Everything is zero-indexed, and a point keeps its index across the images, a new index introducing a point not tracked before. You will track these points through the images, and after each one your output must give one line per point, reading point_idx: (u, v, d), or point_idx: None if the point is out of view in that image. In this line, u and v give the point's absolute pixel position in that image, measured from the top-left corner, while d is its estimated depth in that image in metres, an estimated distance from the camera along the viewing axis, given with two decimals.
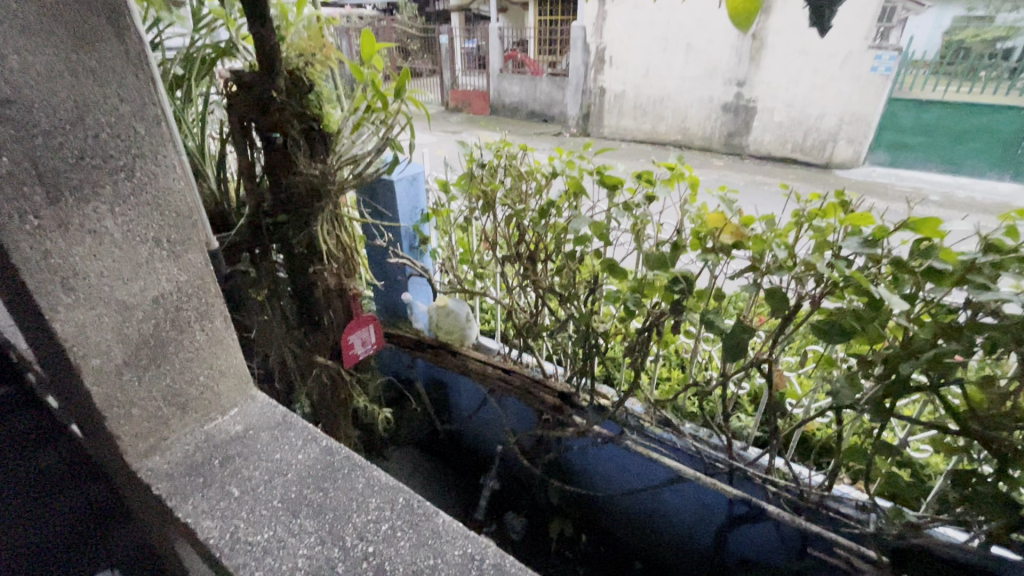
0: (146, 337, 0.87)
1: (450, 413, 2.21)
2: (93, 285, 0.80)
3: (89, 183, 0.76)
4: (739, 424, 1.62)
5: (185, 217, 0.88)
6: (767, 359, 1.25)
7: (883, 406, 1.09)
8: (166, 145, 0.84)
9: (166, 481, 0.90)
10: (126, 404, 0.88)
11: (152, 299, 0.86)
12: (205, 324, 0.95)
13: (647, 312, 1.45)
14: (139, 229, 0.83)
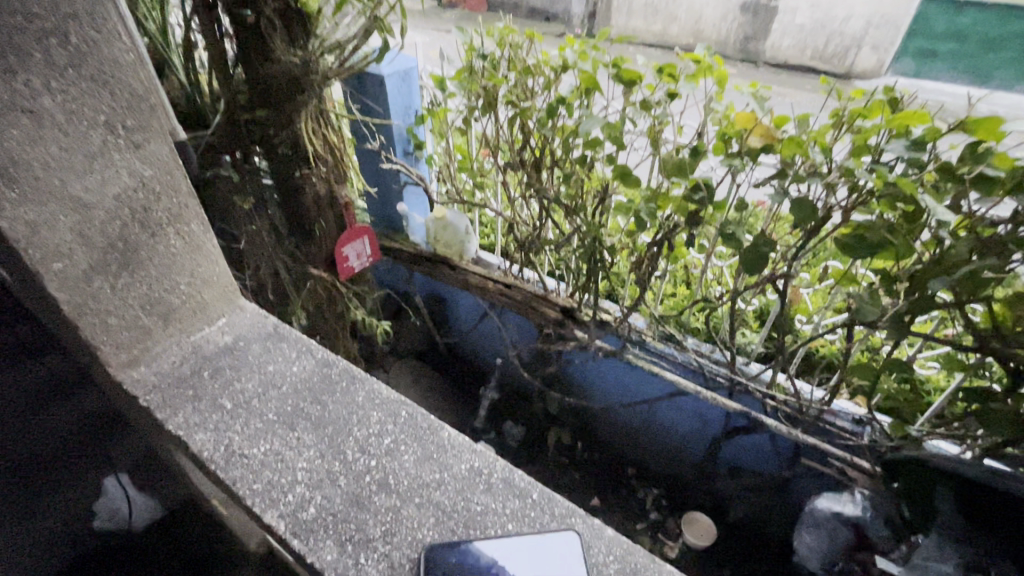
0: (112, 240, 0.79)
1: (449, 327, 2.18)
2: (40, 177, 0.70)
3: (15, 48, 0.64)
4: (743, 340, 1.60)
5: (141, 99, 0.77)
6: (784, 274, 1.18)
7: (904, 323, 1.05)
8: (105, 6, 0.70)
9: (154, 393, 0.88)
10: (101, 313, 0.82)
11: (113, 197, 0.78)
12: (180, 228, 0.88)
13: (659, 225, 1.36)
14: (86, 110, 0.72)
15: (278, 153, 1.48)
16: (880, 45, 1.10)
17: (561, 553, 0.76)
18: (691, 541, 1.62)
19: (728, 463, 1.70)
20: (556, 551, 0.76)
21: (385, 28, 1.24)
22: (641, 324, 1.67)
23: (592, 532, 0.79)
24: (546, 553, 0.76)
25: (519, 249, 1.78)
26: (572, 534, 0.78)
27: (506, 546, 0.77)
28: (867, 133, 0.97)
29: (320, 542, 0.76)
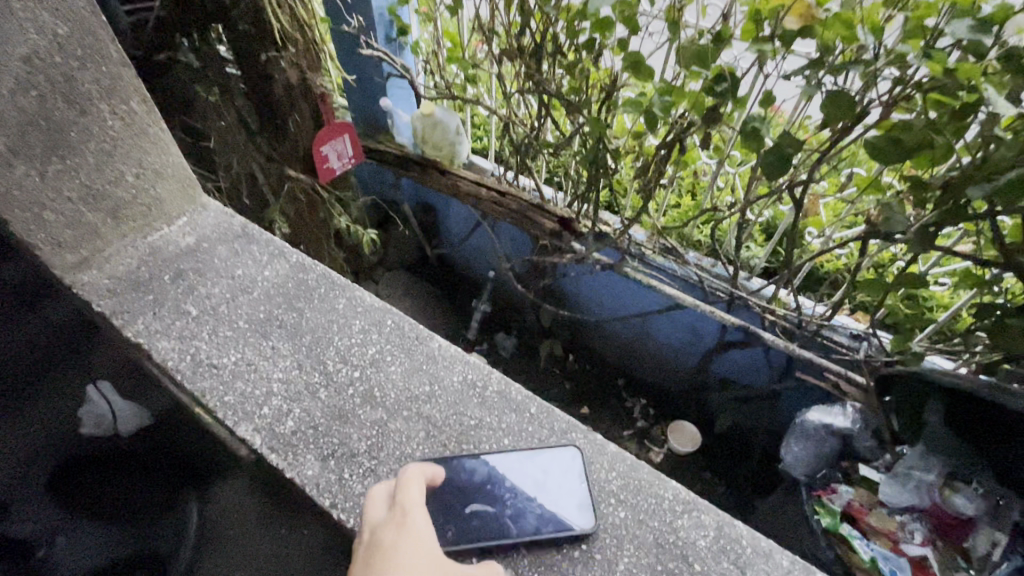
0: (32, 114, 0.81)
1: (440, 238, 2.08)
2: None
3: None
4: (748, 254, 1.53)
5: None
6: (805, 181, 1.08)
7: (929, 236, 0.97)
8: None
9: (109, 299, 0.95)
10: (34, 206, 0.86)
11: (22, 59, 0.78)
12: (115, 105, 0.89)
13: (669, 124, 1.24)
14: None
15: (237, 29, 1.31)
16: None
17: (562, 468, 0.83)
18: (675, 447, 1.68)
19: (719, 376, 1.70)
20: (557, 466, 0.83)
21: None
22: (641, 237, 1.59)
23: (593, 448, 0.87)
24: (547, 467, 0.83)
25: (513, 153, 1.65)
26: (573, 450, 0.84)
27: (511, 460, 0.84)
28: (925, 10, 0.83)
29: (300, 458, 0.83)
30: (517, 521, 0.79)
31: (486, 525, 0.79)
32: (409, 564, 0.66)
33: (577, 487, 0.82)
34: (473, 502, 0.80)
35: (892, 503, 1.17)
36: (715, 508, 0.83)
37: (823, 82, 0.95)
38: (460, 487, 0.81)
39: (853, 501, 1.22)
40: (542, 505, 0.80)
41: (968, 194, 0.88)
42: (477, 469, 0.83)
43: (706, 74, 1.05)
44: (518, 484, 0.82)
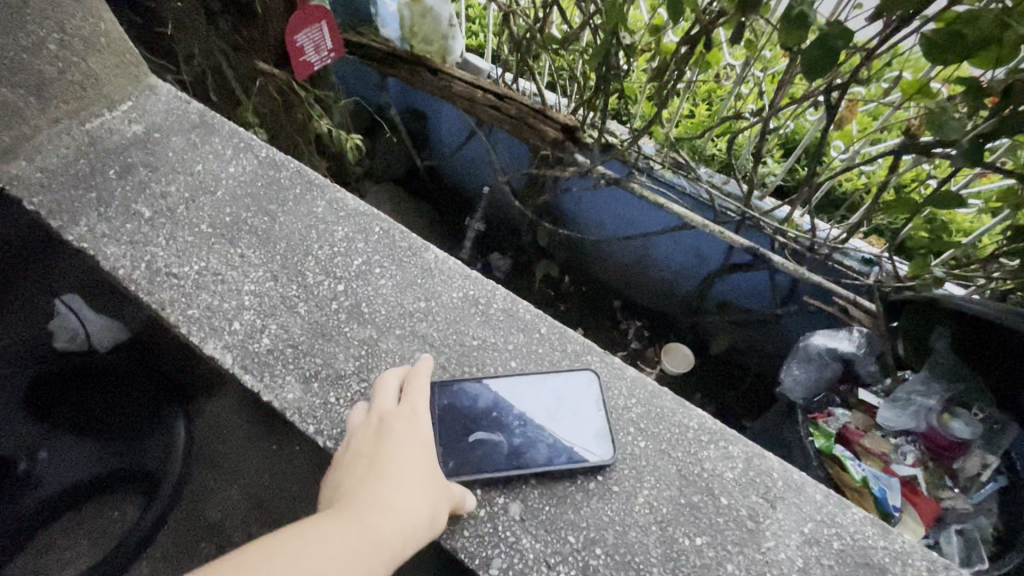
0: None
1: (430, 148, 1.93)
2: None
3: None
4: (764, 171, 1.43)
5: None
6: (845, 84, 0.96)
7: (978, 149, 0.88)
8: None
9: (43, 196, 0.87)
10: None
11: None
12: None
13: (695, 16, 1.08)
14: None
15: None
16: None
17: (574, 395, 0.80)
18: (668, 368, 1.66)
19: (719, 299, 1.66)
20: (570, 394, 0.80)
21: None
22: (651, 150, 1.47)
23: (611, 372, 0.84)
24: (560, 396, 0.79)
25: (514, 51, 1.47)
26: (589, 373, 0.81)
27: (520, 388, 0.80)
28: None
29: (279, 380, 0.78)
30: (527, 449, 0.75)
31: (494, 454, 0.75)
32: (416, 455, 0.65)
33: (590, 414, 0.79)
34: (479, 431, 0.76)
35: (888, 426, 1.17)
36: (743, 440, 0.81)
37: None
38: (466, 415, 0.77)
39: (849, 424, 1.22)
40: (554, 433, 0.77)
41: None
42: (482, 397, 0.79)
43: None
44: (527, 412, 0.78)
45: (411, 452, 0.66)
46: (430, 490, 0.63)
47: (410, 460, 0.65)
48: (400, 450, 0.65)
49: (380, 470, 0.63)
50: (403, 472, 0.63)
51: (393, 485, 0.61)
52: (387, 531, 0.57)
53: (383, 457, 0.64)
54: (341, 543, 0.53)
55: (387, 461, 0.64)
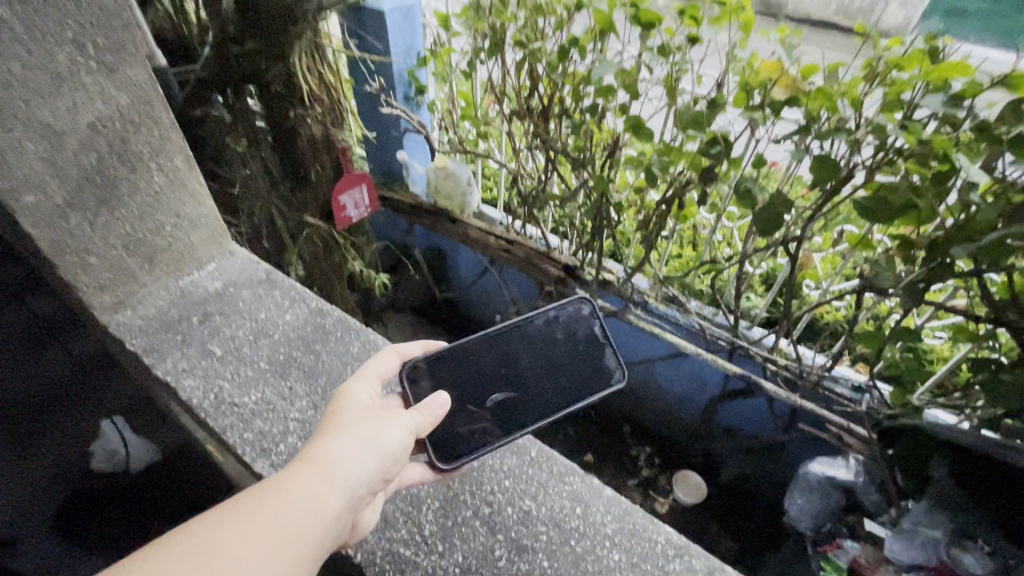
0: (88, 174, 0.91)
1: (449, 282, 2.14)
2: (8, 100, 0.80)
3: None
4: (749, 304, 1.58)
5: (114, 17, 0.86)
6: (799, 237, 1.15)
7: (918, 290, 1.02)
8: None
9: (141, 337, 1.04)
10: (82, 253, 0.96)
11: (86, 125, 0.88)
12: (164, 164, 1.00)
13: (669, 181, 1.31)
14: (54, 29, 0.81)
15: (270, 89, 1.41)
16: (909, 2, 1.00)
17: (570, 334, 0.96)
18: (681, 498, 1.67)
19: (724, 424, 1.70)
20: (568, 333, 0.96)
21: None
22: (644, 285, 1.64)
23: (592, 492, 0.90)
24: (555, 341, 0.95)
25: (522, 205, 1.73)
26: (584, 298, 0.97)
27: (518, 344, 0.94)
28: (900, 86, 0.91)
29: None
30: (546, 397, 0.89)
31: (517, 408, 0.88)
32: (358, 407, 0.74)
33: (585, 349, 0.94)
34: (495, 395, 0.89)
35: (898, 558, 1.15)
36: (706, 554, 0.84)
37: (811, 145, 1.02)
38: (480, 377, 0.91)
39: (859, 556, 1.24)
40: (564, 377, 0.91)
41: (954, 253, 0.93)
42: (493, 356, 0.92)
43: (703, 136, 1.14)
44: (535, 367, 0.92)
45: (353, 414, 0.72)
46: (366, 437, 0.69)
47: (352, 421, 0.70)
48: (346, 406, 0.74)
49: (320, 436, 0.68)
50: (343, 431, 0.69)
51: (333, 441, 0.67)
52: (329, 468, 0.64)
53: (333, 414, 0.73)
54: (292, 483, 0.62)
55: (334, 415, 0.72)
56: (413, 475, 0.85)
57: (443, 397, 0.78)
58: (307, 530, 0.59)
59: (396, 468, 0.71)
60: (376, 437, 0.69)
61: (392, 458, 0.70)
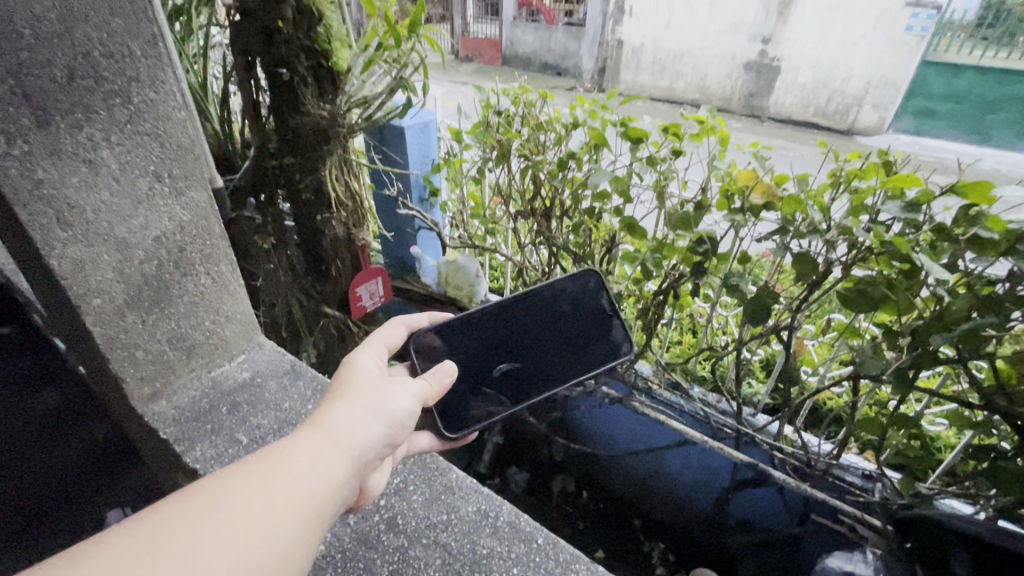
0: (147, 278, 1.04)
1: None
2: (90, 219, 0.93)
3: (82, 107, 0.87)
4: (750, 390, 1.62)
5: (187, 150, 1.05)
6: (789, 326, 1.22)
7: (907, 378, 1.07)
8: (161, 70, 0.95)
9: (173, 427, 1.09)
10: (131, 347, 1.06)
11: (152, 239, 1.03)
12: (211, 270, 1.15)
13: (664, 274, 1.41)
14: (139, 160, 0.97)
15: (301, 197, 1.59)
16: (879, 106, 1.26)
17: (574, 305, 1.11)
18: None
19: (737, 517, 1.65)
20: (573, 306, 1.11)
21: (409, 87, 1.37)
22: (648, 371, 1.69)
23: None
24: (562, 310, 1.10)
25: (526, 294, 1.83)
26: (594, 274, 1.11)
27: (526, 314, 1.09)
28: (862, 194, 1.03)
29: None
30: (549, 367, 1.06)
31: (522, 376, 1.05)
32: (366, 377, 0.78)
33: (589, 318, 1.11)
34: (503, 363, 1.06)
35: None
36: None
37: (790, 244, 1.12)
38: (492, 346, 1.06)
39: None
40: (566, 347, 1.09)
41: (934, 342, 0.99)
42: (501, 323, 1.07)
43: (691, 236, 1.25)
44: (538, 337, 1.08)
45: (363, 380, 0.77)
46: (378, 400, 0.74)
47: (362, 386, 0.76)
48: (355, 376, 0.78)
49: (330, 399, 0.73)
50: (355, 395, 0.74)
51: (346, 404, 0.72)
52: (342, 429, 0.68)
53: (343, 381, 0.77)
54: (306, 441, 0.64)
55: (343, 383, 0.76)
56: (421, 442, 0.99)
57: (450, 366, 0.89)
58: (330, 477, 0.62)
59: (404, 430, 0.77)
60: (387, 400, 0.74)
61: (398, 424, 0.75)
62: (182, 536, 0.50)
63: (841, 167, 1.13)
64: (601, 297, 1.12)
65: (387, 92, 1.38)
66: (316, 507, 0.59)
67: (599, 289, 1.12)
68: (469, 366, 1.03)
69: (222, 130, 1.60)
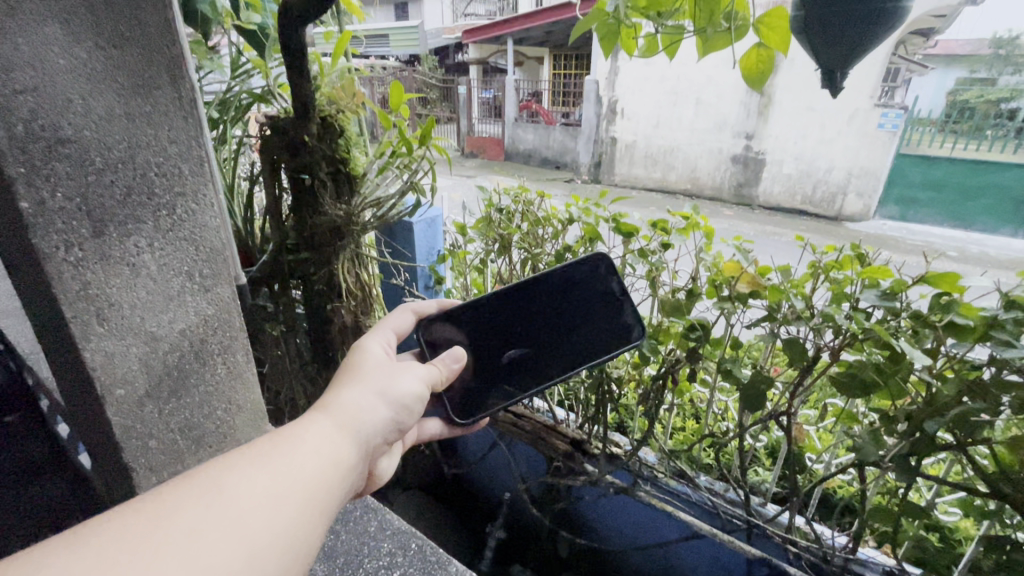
0: (169, 369, 1.10)
1: (457, 456, 2.16)
2: (125, 315, 1.01)
3: (133, 218, 0.99)
4: (757, 478, 1.59)
5: (218, 252, 1.17)
6: (787, 411, 1.24)
7: (910, 464, 1.05)
8: (204, 187, 1.11)
9: None
10: (144, 437, 1.09)
11: (178, 331, 1.11)
12: (226, 359, 1.22)
13: (662, 359, 1.44)
14: (174, 263, 1.08)
15: (314, 287, 1.66)
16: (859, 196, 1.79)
17: (584, 288, 1.09)
18: None
19: None
20: (584, 290, 1.09)
21: (421, 191, 1.51)
22: (653, 459, 1.66)
23: None
24: (571, 294, 1.09)
25: None
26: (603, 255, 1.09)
27: (534, 299, 1.09)
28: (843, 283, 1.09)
29: None
30: (559, 352, 1.08)
31: (531, 362, 1.08)
32: (374, 364, 0.83)
33: (600, 302, 1.10)
34: (513, 349, 1.08)
35: None
36: None
37: (778, 330, 1.17)
38: (500, 333, 1.08)
39: None
40: (577, 329, 1.09)
41: (928, 427, 1.00)
42: (513, 307, 1.08)
43: (684, 323, 1.30)
44: (552, 323, 1.09)
45: (370, 367, 0.82)
46: (386, 386, 0.79)
47: (369, 373, 0.81)
48: (362, 364, 0.83)
49: (339, 386, 0.77)
50: (363, 381, 0.79)
51: (356, 389, 0.76)
52: (351, 410, 0.72)
53: (351, 369, 0.82)
54: (317, 419, 0.68)
55: (351, 371, 0.81)
56: (432, 428, 1.08)
57: (459, 353, 0.98)
58: (340, 451, 0.66)
59: (410, 412, 0.82)
60: (393, 385, 0.80)
61: (404, 405, 0.80)
62: (193, 514, 0.50)
63: (819, 258, 1.21)
64: (611, 283, 1.09)
65: (398, 193, 1.51)
66: (327, 482, 0.61)
67: (610, 273, 1.09)
68: (478, 355, 1.07)
69: (244, 227, 1.72)
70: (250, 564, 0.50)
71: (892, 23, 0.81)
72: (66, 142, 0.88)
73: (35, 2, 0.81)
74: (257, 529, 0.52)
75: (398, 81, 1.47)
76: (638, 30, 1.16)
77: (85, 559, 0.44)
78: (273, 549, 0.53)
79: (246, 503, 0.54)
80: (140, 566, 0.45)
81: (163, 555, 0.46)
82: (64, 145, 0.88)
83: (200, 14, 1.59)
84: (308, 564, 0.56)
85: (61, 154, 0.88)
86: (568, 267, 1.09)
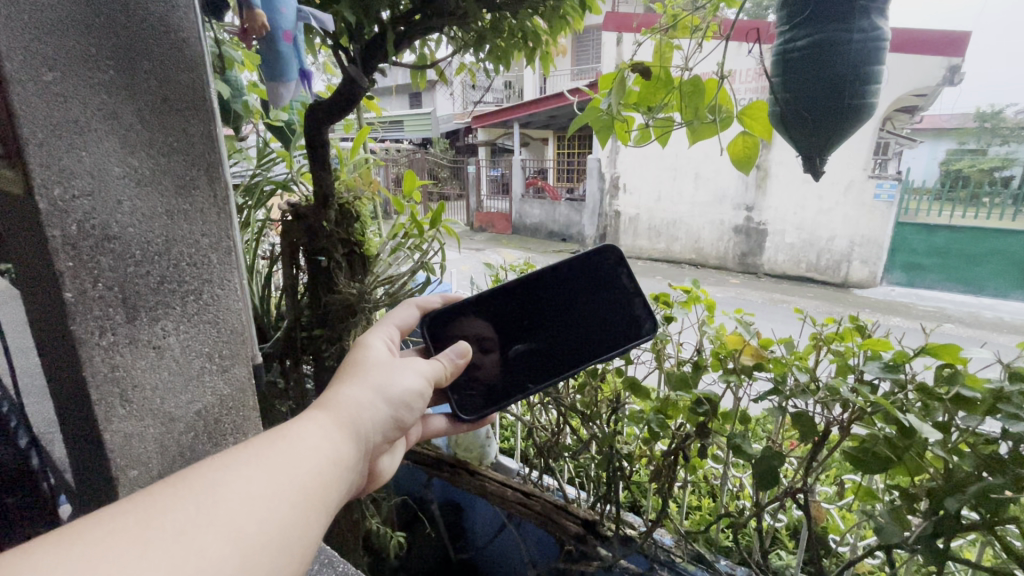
0: (183, 449, 1.12)
1: (464, 540, 2.07)
2: (147, 397, 1.05)
3: (164, 305, 1.06)
4: (780, 562, 1.49)
5: (237, 334, 1.22)
6: (802, 487, 1.22)
7: (936, 547, 1.00)
8: (229, 274, 1.18)
9: None
10: None
11: (193, 411, 1.13)
12: (237, 437, 1.24)
13: (672, 434, 1.41)
14: (197, 345, 1.13)
15: (325, 363, 1.69)
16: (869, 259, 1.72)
17: (594, 280, 1.11)
18: None
19: None
20: (593, 279, 1.11)
21: (430, 268, 1.58)
22: (669, 541, 1.55)
23: None
24: (581, 286, 1.12)
25: (537, 455, 1.82)
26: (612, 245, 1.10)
27: (541, 293, 1.12)
28: (843, 354, 1.11)
29: None
30: (566, 348, 1.10)
31: (537, 357, 1.10)
32: (372, 362, 0.87)
33: (610, 293, 1.11)
34: (521, 342, 1.10)
35: None
36: None
37: (786, 404, 1.17)
38: (508, 327, 1.10)
39: None
40: (586, 323, 1.11)
41: (948, 506, 0.96)
42: (519, 299, 1.11)
43: (690, 397, 1.29)
44: (558, 319, 1.11)
45: (370, 366, 0.85)
46: (384, 384, 0.82)
47: (369, 370, 0.84)
48: (364, 363, 0.86)
49: (339, 384, 0.80)
50: (363, 380, 0.81)
51: (355, 387, 0.79)
52: (351, 407, 0.74)
53: (351, 368, 0.85)
54: (316, 416, 0.70)
55: (351, 370, 0.84)
56: (436, 424, 1.10)
57: (462, 347, 1.01)
58: (339, 449, 0.67)
59: (410, 408, 0.85)
60: (392, 383, 0.83)
61: (402, 403, 0.83)
62: (187, 511, 0.51)
63: (820, 330, 1.24)
64: (621, 275, 1.11)
65: (409, 272, 1.59)
66: (325, 479, 0.63)
67: (621, 263, 1.11)
68: (485, 348, 1.10)
69: (261, 304, 1.79)
70: (244, 565, 0.51)
71: (860, 116, 0.89)
72: (112, 238, 0.97)
73: (100, 121, 0.93)
74: (251, 528, 0.53)
75: (412, 171, 1.60)
76: (630, 122, 1.27)
77: (75, 560, 0.44)
78: (267, 547, 0.53)
79: (240, 502, 0.54)
80: (133, 560, 0.45)
81: (154, 554, 0.46)
82: (111, 241, 0.97)
83: (234, 112, 1.71)
84: (304, 560, 0.57)
85: (107, 249, 0.97)
86: (578, 257, 1.11)
